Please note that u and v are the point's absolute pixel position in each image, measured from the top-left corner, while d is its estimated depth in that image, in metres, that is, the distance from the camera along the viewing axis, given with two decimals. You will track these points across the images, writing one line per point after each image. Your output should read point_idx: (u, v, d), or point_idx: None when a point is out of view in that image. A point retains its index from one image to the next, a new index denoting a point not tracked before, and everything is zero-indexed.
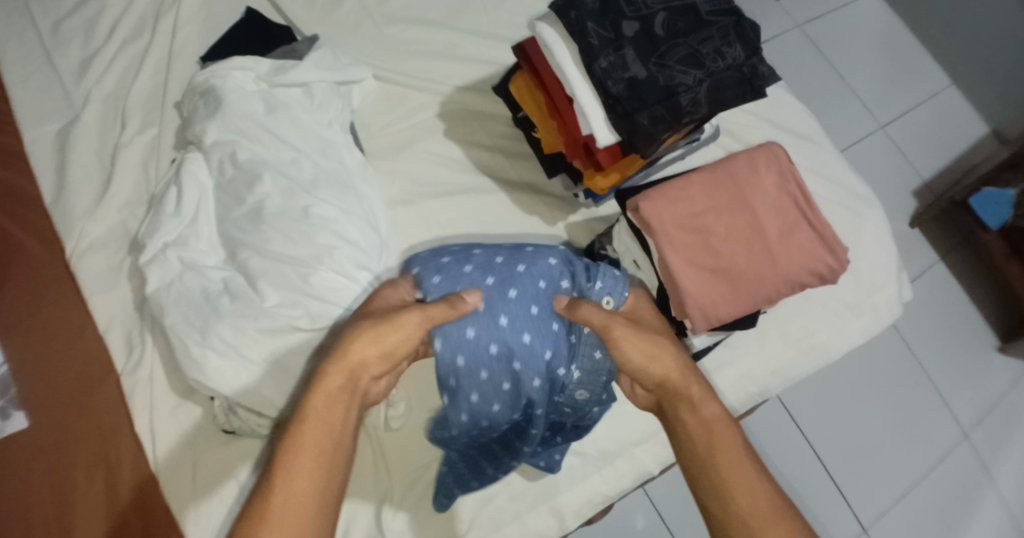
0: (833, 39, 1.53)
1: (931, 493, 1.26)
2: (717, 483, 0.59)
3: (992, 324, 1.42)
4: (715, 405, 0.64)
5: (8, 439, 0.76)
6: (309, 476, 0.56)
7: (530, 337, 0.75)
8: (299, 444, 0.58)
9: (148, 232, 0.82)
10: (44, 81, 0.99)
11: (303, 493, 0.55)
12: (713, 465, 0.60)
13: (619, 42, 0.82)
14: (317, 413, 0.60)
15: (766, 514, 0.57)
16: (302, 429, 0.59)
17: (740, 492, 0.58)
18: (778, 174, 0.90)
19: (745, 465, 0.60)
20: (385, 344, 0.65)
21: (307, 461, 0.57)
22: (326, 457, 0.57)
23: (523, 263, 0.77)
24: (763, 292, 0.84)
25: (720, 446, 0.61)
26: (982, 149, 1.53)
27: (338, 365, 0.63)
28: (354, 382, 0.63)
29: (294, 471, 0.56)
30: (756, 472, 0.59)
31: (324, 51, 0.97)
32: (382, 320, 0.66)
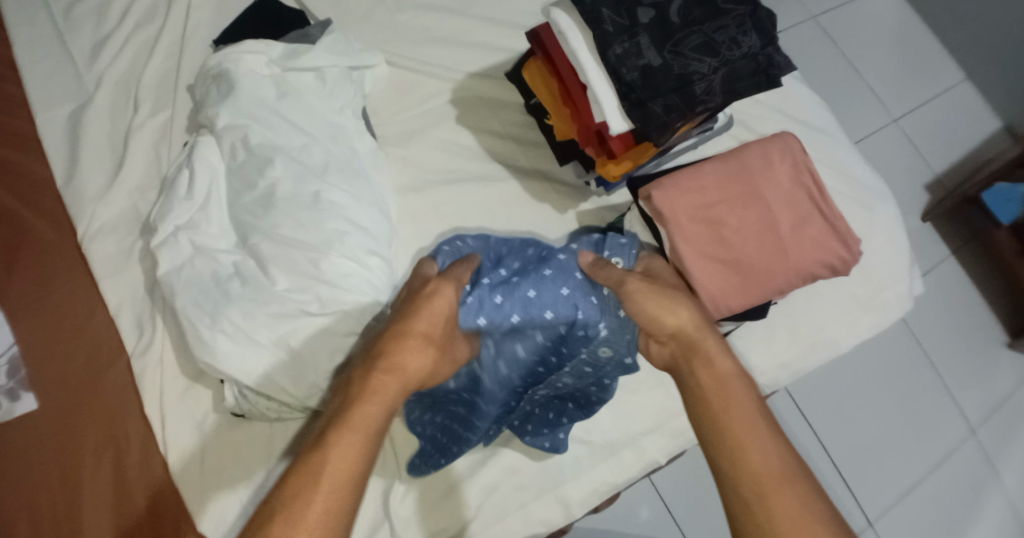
0: (847, 32, 1.52)
1: (937, 490, 1.25)
2: (727, 439, 0.58)
3: (1001, 321, 1.41)
4: (729, 360, 0.65)
5: (17, 419, 0.76)
6: (349, 473, 0.56)
7: (505, 300, 0.79)
8: (341, 446, 0.57)
9: (160, 215, 0.82)
10: (56, 63, 0.99)
11: (344, 491, 0.54)
12: (727, 420, 0.59)
13: (634, 29, 0.81)
14: (365, 416, 0.60)
15: (775, 473, 0.55)
16: (345, 443, 0.57)
17: (753, 450, 0.57)
18: (792, 164, 0.89)
19: (760, 423, 0.59)
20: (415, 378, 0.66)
21: (345, 466, 0.56)
22: (363, 463, 0.57)
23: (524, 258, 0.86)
24: (775, 283, 0.84)
25: (732, 401, 0.60)
26: (996, 144, 1.52)
27: (388, 384, 0.63)
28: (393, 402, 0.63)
29: (332, 472, 0.55)
30: (770, 432, 0.58)
31: (336, 37, 0.97)
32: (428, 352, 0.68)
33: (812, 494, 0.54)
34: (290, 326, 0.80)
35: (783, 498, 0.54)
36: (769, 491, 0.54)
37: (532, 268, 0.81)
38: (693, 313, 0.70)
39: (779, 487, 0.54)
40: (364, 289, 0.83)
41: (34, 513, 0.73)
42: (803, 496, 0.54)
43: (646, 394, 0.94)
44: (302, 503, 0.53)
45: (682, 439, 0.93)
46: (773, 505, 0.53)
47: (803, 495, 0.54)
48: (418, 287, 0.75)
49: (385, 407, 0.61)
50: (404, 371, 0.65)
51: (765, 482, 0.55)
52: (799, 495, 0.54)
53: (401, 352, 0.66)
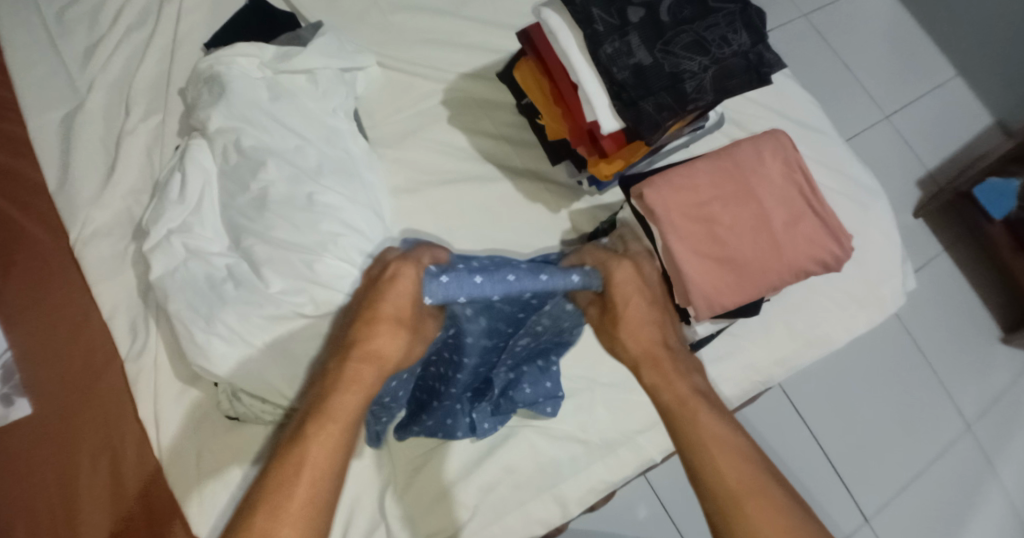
0: (838, 30, 1.53)
1: (933, 485, 1.26)
2: (702, 461, 0.63)
3: (995, 316, 1.41)
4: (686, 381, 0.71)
5: (12, 425, 0.76)
6: (330, 463, 0.59)
7: (485, 281, 0.66)
8: (320, 439, 0.59)
9: (153, 219, 0.82)
10: (48, 68, 0.99)
11: (317, 484, 0.57)
12: (701, 444, 0.64)
13: (624, 28, 0.82)
14: (341, 406, 0.62)
15: (743, 487, 0.60)
16: (316, 437, 0.59)
17: (723, 464, 0.62)
18: (784, 162, 0.89)
19: (725, 442, 0.63)
20: (392, 360, 0.66)
21: (324, 458, 0.59)
22: (342, 452, 0.60)
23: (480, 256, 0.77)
24: (768, 280, 0.84)
25: (702, 426, 0.65)
26: (988, 140, 1.53)
27: (361, 369, 0.64)
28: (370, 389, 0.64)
29: (313, 463, 0.58)
30: (736, 449, 0.63)
31: (329, 39, 0.97)
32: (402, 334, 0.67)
33: (781, 504, 0.59)
34: (279, 328, 0.80)
35: (753, 507, 0.58)
36: (740, 502, 0.59)
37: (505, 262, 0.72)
38: (653, 331, 0.77)
39: (750, 502, 0.59)
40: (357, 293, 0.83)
41: (31, 519, 0.72)
42: (771, 505, 0.59)
43: (642, 393, 0.94)
44: (283, 495, 0.55)
45: None
46: (748, 517, 0.58)
47: (771, 503, 0.59)
48: (378, 272, 0.73)
49: (361, 396, 0.63)
50: (381, 357, 0.66)
51: (735, 498, 0.60)
52: (769, 507, 0.58)
53: (373, 338, 0.66)
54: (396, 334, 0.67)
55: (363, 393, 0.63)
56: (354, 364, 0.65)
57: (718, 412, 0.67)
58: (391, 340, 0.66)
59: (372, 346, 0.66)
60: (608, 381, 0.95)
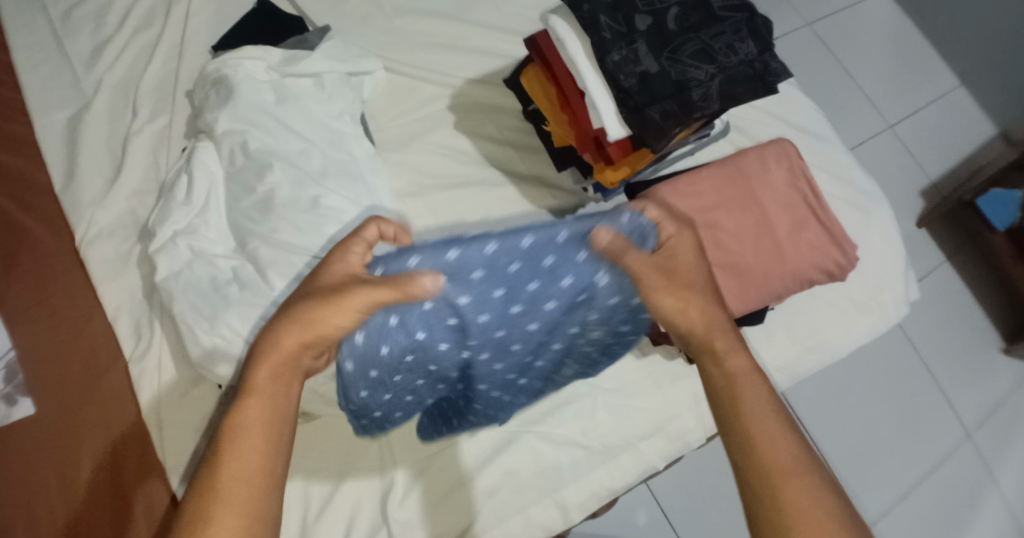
0: (841, 38, 1.53)
1: (934, 494, 1.25)
2: (741, 435, 0.57)
3: (996, 325, 1.42)
4: (744, 357, 0.62)
5: (14, 425, 0.76)
6: (264, 446, 0.55)
7: (470, 240, 0.59)
8: (252, 421, 0.56)
9: (158, 220, 0.83)
10: (55, 68, 0.99)
11: (248, 459, 0.55)
12: (741, 415, 0.58)
13: (631, 36, 0.82)
14: (266, 382, 0.58)
15: (785, 469, 0.55)
16: (242, 408, 0.56)
17: (766, 446, 0.56)
18: (788, 170, 0.90)
19: (772, 418, 0.57)
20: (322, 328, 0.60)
21: (262, 441, 0.56)
22: (277, 431, 0.56)
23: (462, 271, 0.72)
24: (772, 288, 0.85)
25: (747, 396, 0.59)
26: (990, 149, 1.53)
27: (287, 337, 0.60)
28: (296, 358, 0.60)
29: (250, 447, 0.55)
30: (781, 426, 0.57)
31: (334, 42, 0.97)
32: (335, 299, 0.59)
33: (825, 490, 0.54)
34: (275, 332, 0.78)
35: (791, 492, 0.53)
36: (780, 486, 0.54)
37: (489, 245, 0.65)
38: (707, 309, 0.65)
39: (790, 484, 0.54)
40: None
41: (32, 518, 0.72)
42: (812, 491, 0.53)
43: (644, 399, 0.94)
44: (215, 469, 0.54)
45: (680, 443, 0.94)
46: (787, 501, 0.53)
47: (812, 490, 0.53)
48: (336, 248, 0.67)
49: (292, 375, 0.59)
50: (311, 326, 0.60)
51: (776, 480, 0.54)
52: (809, 493, 0.53)
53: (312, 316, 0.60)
54: (319, 303, 0.60)
55: (290, 362, 0.59)
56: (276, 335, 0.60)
57: (764, 383, 0.60)
58: (324, 308, 0.60)
59: (302, 314, 0.60)
60: (611, 387, 0.94)
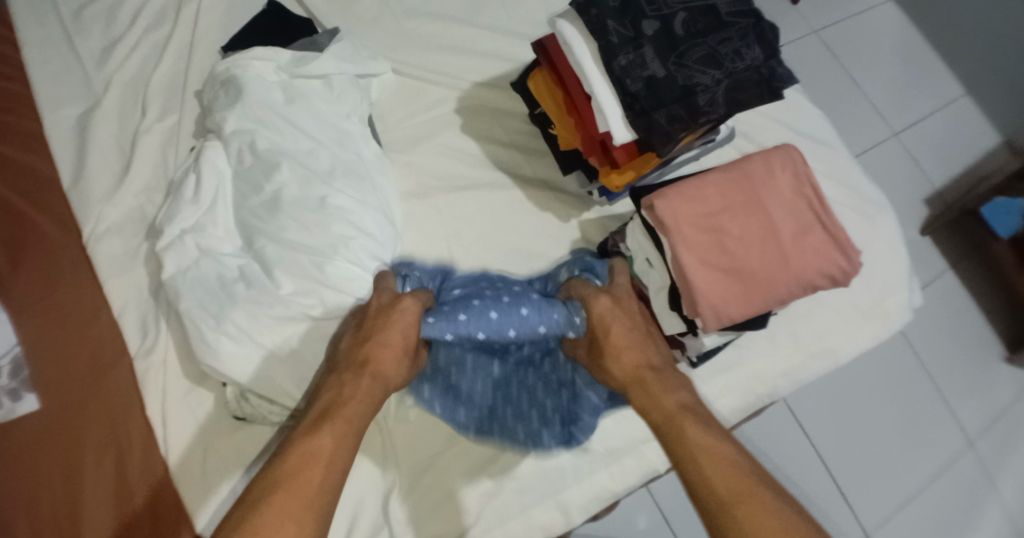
0: (848, 46, 1.54)
1: (935, 502, 1.25)
2: (691, 467, 0.62)
3: (999, 334, 1.41)
4: (679, 397, 0.70)
5: (18, 420, 0.76)
6: (335, 459, 0.62)
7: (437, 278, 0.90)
8: (331, 440, 0.63)
9: (166, 217, 0.83)
10: (66, 66, 1.00)
11: (329, 470, 0.61)
12: (685, 443, 0.64)
13: (638, 40, 0.83)
14: (346, 411, 0.67)
15: (737, 489, 0.59)
16: (326, 427, 0.64)
17: (713, 470, 0.61)
18: (793, 176, 0.90)
19: (717, 446, 0.63)
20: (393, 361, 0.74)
21: (331, 458, 0.62)
22: (346, 449, 0.64)
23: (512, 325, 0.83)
24: (776, 293, 0.85)
25: (689, 433, 0.65)
26: (995, 159, 1.53)
27: (367, 370, 0.72)
28: (372, 386, 0.71)
29: (324, 465, 0.61)
30: (717, 457, 0.62)
31: (344, 43, 0.98)
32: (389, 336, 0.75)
33: (778, 505, 0.57)
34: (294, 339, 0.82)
35: (743, 512, 0.57)
36: (729, 506, 0.58)
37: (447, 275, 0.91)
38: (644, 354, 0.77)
39: (745, 503, 0.57)
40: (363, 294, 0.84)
41: (33, 518, 0.73)
42: (764, 509, 0.57)
43: None
44: (297, 478, 0.59)
45: None
46: (742, 518, 0.56)
47: (764, 507, 0.57)
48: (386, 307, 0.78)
49: (364, 406, 0.69)
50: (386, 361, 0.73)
51: (727, 497, 0.58)
52: (765, 509, 0.56)
53: (377, 358, 0.73)
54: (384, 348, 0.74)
55: (366, 391, 0.70)
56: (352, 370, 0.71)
57: (706, 423, 0.66)
58: (389, 337, 0.75)
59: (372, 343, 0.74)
60: None
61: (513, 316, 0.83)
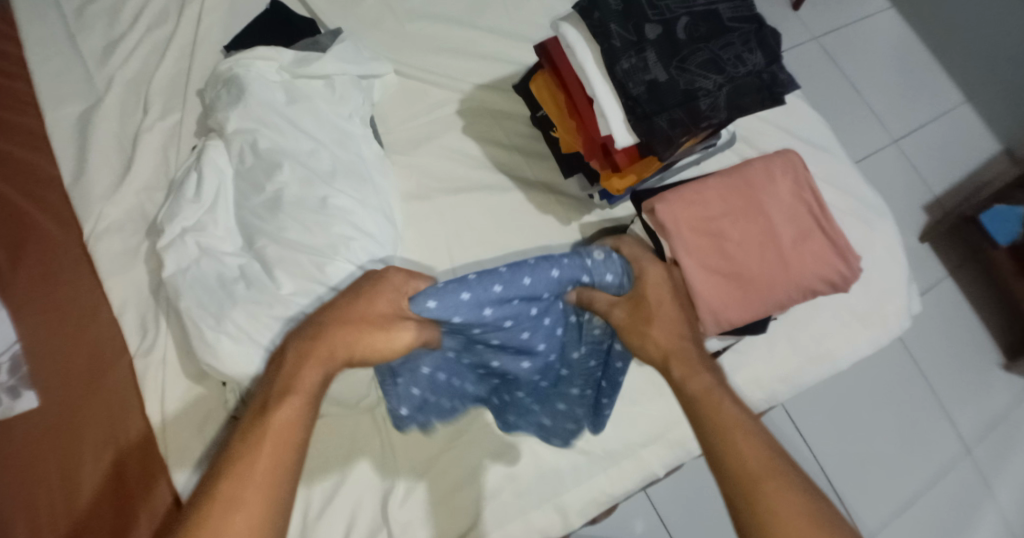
0: (848, 53, 1.54)
1: (933, 508, 1.25)
2: (716, 439, 0.65)
3: (997, 342, 1.42)
4: (707, 376, 0.72)
5: (15, 418, 0.75)
6: (289, 438, 0.60)
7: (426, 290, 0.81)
8: (280, 421, 0.61)
9: (167, 216, 0.83)
10: (68, 63, 1.00)
11: (282, 451, 0.59)
12: (714, 417, 0.67)
13: (641, 44, 0.83)
14: (306, 381, 0.65)
15: (761, 469, 0.61)
16: (277, 405, 0.63)
17: (740, 448, 0.63)
18: (793, 181, 0.90)
19: (746, 428, 0.65)
20: (366, 330, 0.70)
21: (278, 441, 0.60)
22: (302, 429, 0.62)
23: (526, 274, 0.76)
24: (775, 297, 0.85)
25: (719, 412, 0.67)
26: (994, 166, 1.54)
27: (330, 340, 0.69)
28: (335, 360, 0.69)
29: (272, 448, 0.59)
30: (747, 437, 0.64)
31: (347, 45, 0.98)
32: (363, 304, 0.72)
33: (795, 487, 0.60)
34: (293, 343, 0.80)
35: (767, 491, 0.59)
36: (753, 485, 0.60)
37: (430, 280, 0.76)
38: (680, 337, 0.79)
39: (766, 483, 0.60)
40: None
41: (32, 517, 0.72)
42: (785, 489, 0.60)
43: (645, 405, 0.94)
44: (247, 461, 0.58)
45: (681, 451, 0.93)
46: (762, 501, 0.59)
47: (785, 488, 0.60)
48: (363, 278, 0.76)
49: (322, 375, 0.67)
50: (359, 334, 0.70)
51: (751, 479, 0.61)
52: (784, 491, 0.59)
53: (354, 328, 0.70)
54: (357, 320, 0.71)
55: (323, 362, 0.68)
56: (314, 340, 0.69)
57: (737, 402, 0.69)
58: (364, 304, 0.72)
59: (342, 312, 0.72)
60: None
61: (524, 266, 0.76)
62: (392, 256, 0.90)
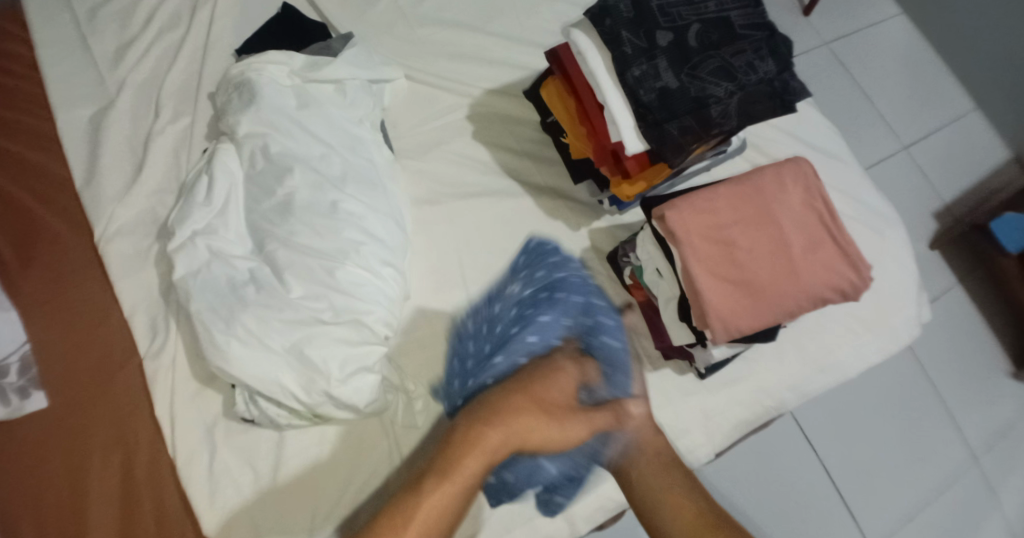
0: (858, 59, 1.54)
1: (940, 516, 1.25)
2: (665, 509, 0.78)
3: (1006, 350, 1.41)
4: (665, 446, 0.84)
5: (25, 418, 0.77)
6: (438, 516, 0.71)
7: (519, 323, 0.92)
8: (433, 495, 0.71)
9: (178, 219, 0.83)
10: (81, 65, 1.01)
11: (434, 518, 0.70)
12: (660, 487, 0.80)
13: (652, 51, 0.83)
14: (465, 470, 0.74)
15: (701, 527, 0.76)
16: (436, 474, 0.73)
17: (683, 510, 0.77)
18: (803, 190, 0.90)
19: (689, 496, 0.79)
20: (533, 426, 0.80)
21: (431, 511, 0.70)
22: (452, 509, 0.72)
23: (578, 294, 0.96)
24: (785, 307, 0.84)
25: (667, 487, 0.79)
26: (1005, 173, 1.53)
27: (491, 433, 0.77)
28: (493, 449, 0.77)
29: (424, 514, 0.70)
30: (692, 500, 0.78)
31: (357, 49, 0.99)
32: (543, 388, 0.84)
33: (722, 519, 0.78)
34: (384, 362, 0.87)
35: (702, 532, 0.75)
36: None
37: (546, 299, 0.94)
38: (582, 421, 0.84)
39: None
40: (376, 298, 0.85)
41: (39, 515, 0.72)
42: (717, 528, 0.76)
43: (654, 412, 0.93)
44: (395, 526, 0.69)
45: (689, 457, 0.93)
46: None
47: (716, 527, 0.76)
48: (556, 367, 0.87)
49: (480, 464, 0.75)
50: (509, 428, 0.78)
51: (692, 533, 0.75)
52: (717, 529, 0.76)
53: (524, 414, 0.80)
54: (536, 407, 0.82)
55: (485, 454, 0.76)
56: (489, 415, 0.79)
57: (684, 478, 0.81)
58: (543, 387, 0.85)
59: (522, 392, 0.83)
60: None
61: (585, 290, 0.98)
62: (402, 262, 0.90)
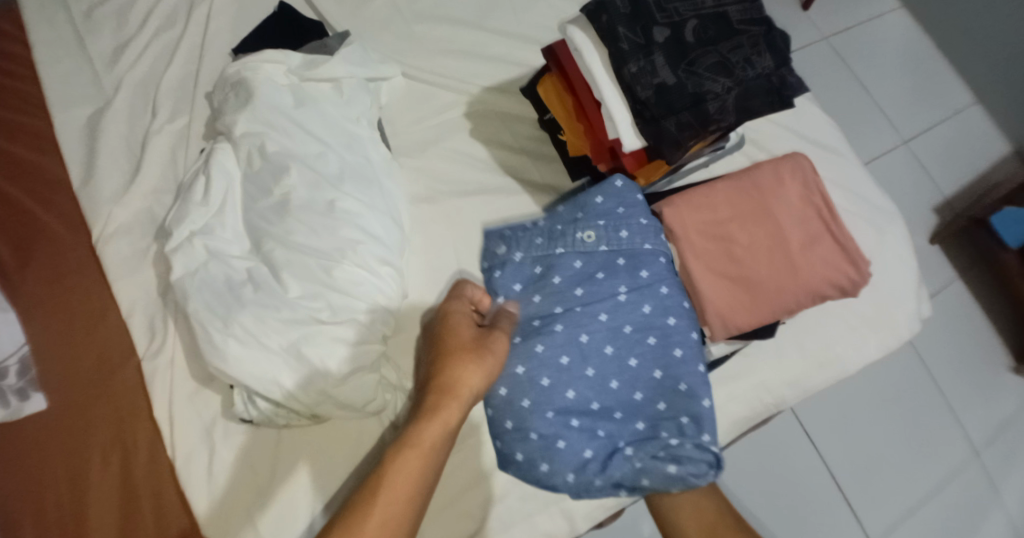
0: (857, 53, 1.53)
1: (942, 511, 1.25)
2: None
3: (1007, 345, 1.40)
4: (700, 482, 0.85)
5: (24, 419, 0.76)
6: (407, 493, 0.62)
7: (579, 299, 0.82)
8: (398, 465, 0.63)
9: (175, 219, 0.83)
10: (77, 65, 1.00)
11: (403, 504, 0.61)
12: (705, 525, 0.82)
13: (649, 47, 0.82)
14: (424, 436, 0.65)
15: None
16: (398, 453, 0.64)
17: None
18: (802, 185, 0.90)
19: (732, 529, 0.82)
20: (463, 382, 0.69)
21: (404, 485, 0.62)
22: (418, 490, 0.63)
23: (665, 284, 0.84)
24: (784, 303, 0.85)
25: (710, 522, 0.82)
26: (1005, 167, 1.52)
27: (432, 397, 0.68)
28: (445, 417, 0.67)
29: (392, 494, 0.61)
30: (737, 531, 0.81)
31: (354, 47, 0.99)
32: (448, 334, 0.73)
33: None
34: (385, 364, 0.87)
35: None
36: None
37: (620, 270, 0.83)
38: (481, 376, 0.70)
39: None
40: (373, 297, 0.85)
41: (40, 517, 0.72)
42: None
43: None
44: (361, 515, 0.60)
45: None
46: None
47: None
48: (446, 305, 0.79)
49: (442, 431, 0.66)
50: (460, 390, 0.68)
51: None
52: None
53: (454, 369, 0.69)
54: (472, 357, 0.71)
55: (439, 421, 0.66)
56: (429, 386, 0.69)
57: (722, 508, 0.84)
58: (449, 334, 0.73)
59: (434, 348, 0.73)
60: None
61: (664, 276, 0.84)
62: (400, 261, 0.90)
